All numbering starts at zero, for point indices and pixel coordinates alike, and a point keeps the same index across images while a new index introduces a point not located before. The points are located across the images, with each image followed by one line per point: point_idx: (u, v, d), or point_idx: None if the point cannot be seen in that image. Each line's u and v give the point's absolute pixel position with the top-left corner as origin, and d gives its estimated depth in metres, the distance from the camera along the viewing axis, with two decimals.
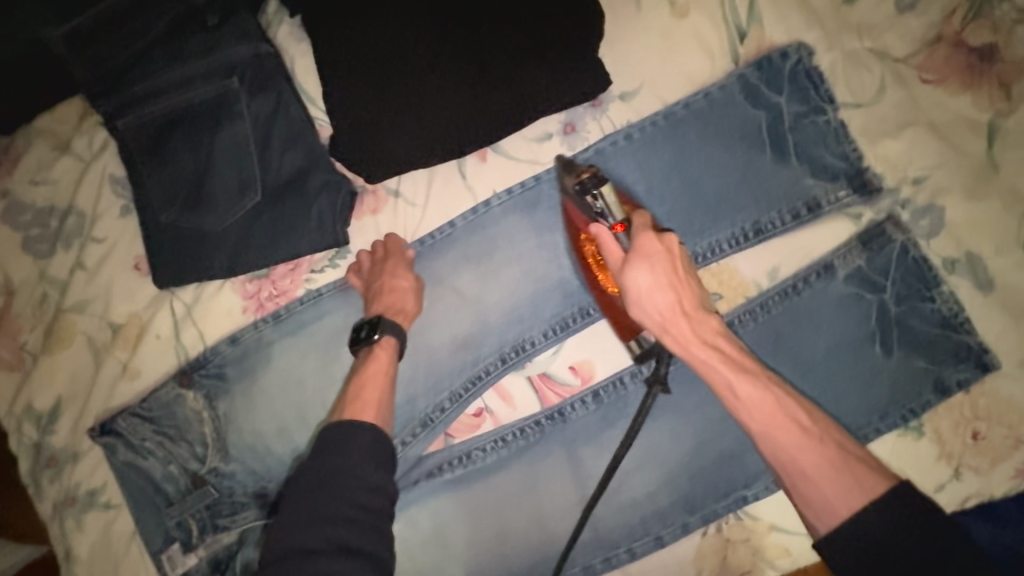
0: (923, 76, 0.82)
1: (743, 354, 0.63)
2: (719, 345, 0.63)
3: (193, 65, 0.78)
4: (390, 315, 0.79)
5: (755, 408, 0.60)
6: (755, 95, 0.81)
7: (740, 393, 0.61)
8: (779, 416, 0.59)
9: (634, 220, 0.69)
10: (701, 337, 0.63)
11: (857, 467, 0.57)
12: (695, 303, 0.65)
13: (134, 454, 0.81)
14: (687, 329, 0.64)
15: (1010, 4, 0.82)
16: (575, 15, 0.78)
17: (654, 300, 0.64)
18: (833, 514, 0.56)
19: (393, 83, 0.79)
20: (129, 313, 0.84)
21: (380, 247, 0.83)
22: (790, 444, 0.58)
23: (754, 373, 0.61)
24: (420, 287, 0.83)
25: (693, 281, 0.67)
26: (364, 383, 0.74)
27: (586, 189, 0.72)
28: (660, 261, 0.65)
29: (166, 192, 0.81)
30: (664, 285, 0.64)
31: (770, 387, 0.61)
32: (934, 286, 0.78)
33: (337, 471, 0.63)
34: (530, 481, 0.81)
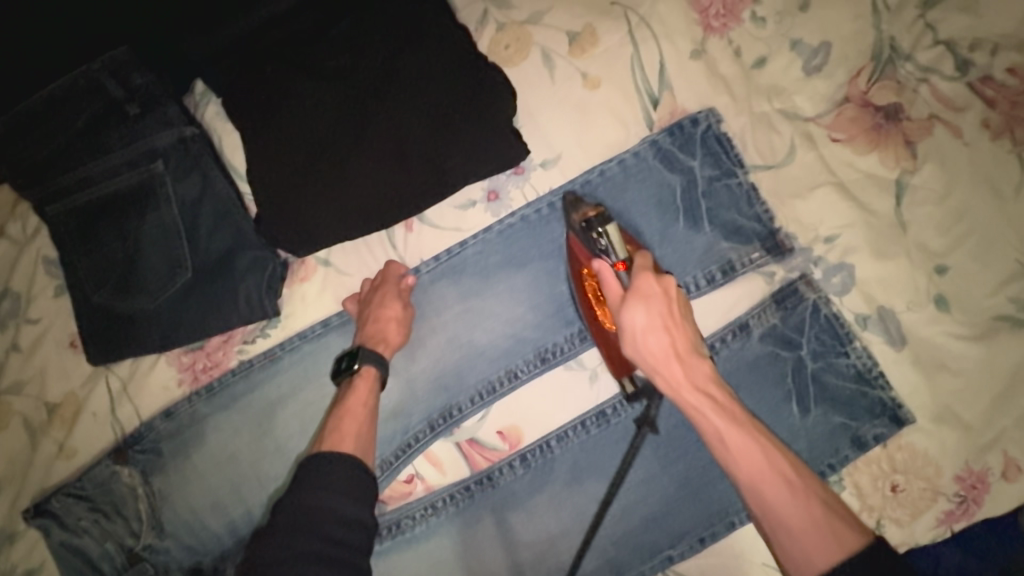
0: (833, 136, 0.85)
1: (733, 399, 0.63)
2: (708, 389, 0.63)
3: (119, 153, 0.82)
4: (371, 345, 0.80)
5: (743, 456, 0.59)
6: (670, 159, 0.84)
7: (729, 444, 0.60)
8: (764, 467, 0.58)
9: (635, 260, 0.68)
10: (691, 381, 0.63)
11: (839, 526, 0.55)
12: (688, 346, 0.65)
13: (69, 534, 0.82)
14: (678, 371, 0.63)
15: (914, 62, 0.85)
16: (485, 92, 0.80)
17: (652, 341, 0.64)
18: (810, 567, 0.54)
19: (316, 163, 0.81)
20: (65, 391, 0.86)
21: (380, 275, 0.84)
22: (775, 500, 0.57)
23: (742, 422, 0.60)
24: (409, 317, 0.84)
25: (687, 321, 0.67)
26: (344, 414, 0.75)
27: (592, 226, 0.70)
28: (659, 301, 0.65)
29: (99, 273, 0.83)
30: (659, 328, 0.64)
31: (757, 437, 0.59)
32: (848, 342, 0.80)
33: (314, 506, 0.63)
34: (460, 547, 0.83)
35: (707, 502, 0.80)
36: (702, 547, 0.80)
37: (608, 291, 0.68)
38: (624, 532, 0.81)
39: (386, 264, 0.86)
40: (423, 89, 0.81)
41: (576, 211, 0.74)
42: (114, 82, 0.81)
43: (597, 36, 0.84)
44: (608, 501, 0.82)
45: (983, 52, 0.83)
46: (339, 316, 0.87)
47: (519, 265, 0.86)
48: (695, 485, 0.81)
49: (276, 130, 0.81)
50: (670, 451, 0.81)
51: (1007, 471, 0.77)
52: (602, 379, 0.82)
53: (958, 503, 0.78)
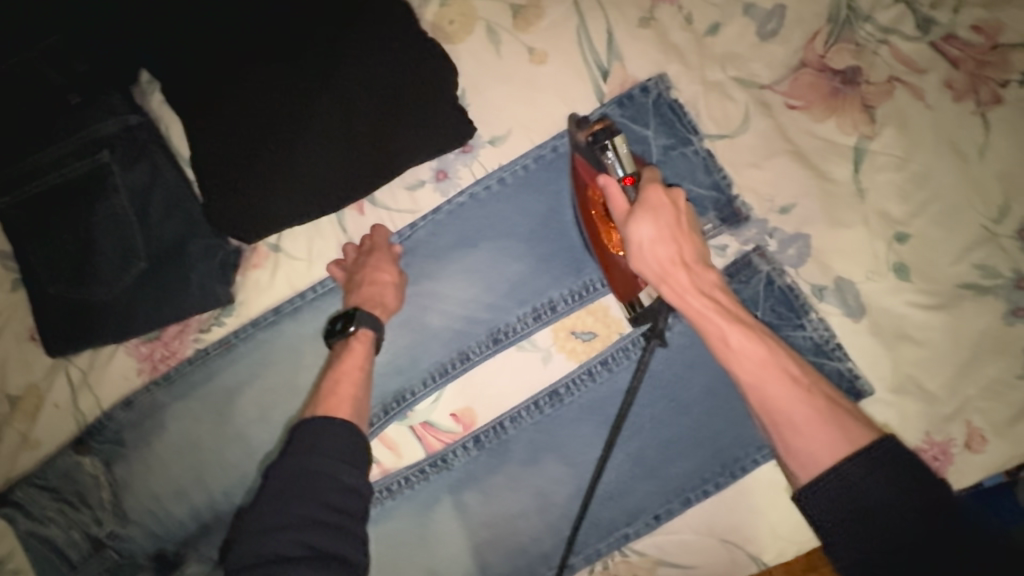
0: (790, 103, 0.82)
1: (741, 307, 0.61)
2: (714, 296, 0.61)
3: (63, 145, 0.82)
4: (368, 307, 0.79)
5: (748, 357, 0.58)
6: (621, 131, 0.82)
7: (734, 345, 0.58)
8: (770, 366, 0.57)
9: (644, 174, 0.67)
10: (699, 288, 0.61)
11: (847, 425, 0.54)
12: (694, 257, 0.63)
13: (36, 523, 0.84)
14: (686, 280, 0.61)
15: (874, 23, 0.82)
16: (426, 72, 0.79)
17: (656, 253, 0.62)
18: (813, 463, 0.54)
19: (261, 147, 0.80)
20: (27, 383, 0.87)
21: (368, 239, 0.83)
22: (782, 397, 0.56)
23: (752, 327, 0.59)
24: (403, 282, 0.83)
25: (696, 236, 0.65)
26: (340, 376, 0.74)
27: (597, 141, 0.69)
28: (665, 213, 0.63)
29: (51, 266, 0.84)
30: (666, 238, 0.62)
31: (762, 337, 0.58)
32: (804, 314, 0.78)
33: (310, 471, 0.62)
34: (417, 528, 0.83)
35: (663, 480, 0.80)
36: (659, 526, 0.80)
37: (613, 204, 0.65)
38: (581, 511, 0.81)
39: (342, 249, 0.85)
40: (366, 69, 0.79)
41: (578, 129, 0.73)
42: (54, 73, 0.81)
43: (542, 9, 0.82)
44: (564, 480, 0.82)
45: (945, 10, 0.80)
46: (323, 283, 0.86)
47: (469, 244, 0.85)
48: (651, 463, 0.80)
49: (222, 118, 0.81)
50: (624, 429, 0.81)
51: (971, 441, 0.75)
52: (555, 359, 0.81)
53: None
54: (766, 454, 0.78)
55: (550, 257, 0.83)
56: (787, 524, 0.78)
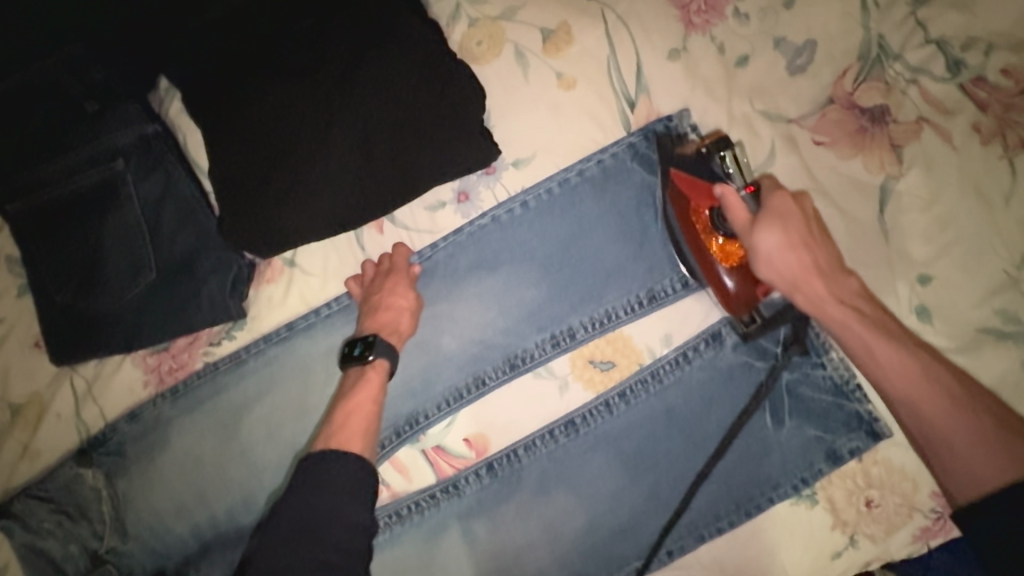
0: (816, 139, 0.82)
1: (884, 316, 0.63)
2: (855, 305, 0.64)
3: (77, 152, 0.80)
4: (384, 335, 0.78)
5: (896, 371, 0.61)
6: (649, 161, 0.81)
7: (880, 357, 0.61)
8: (924, 382, 0.60)
9: (762, 182, 0.69)
10: (837, 297, 0.64)
11: (1016, 444, 0.55)
12: (828, 264, 0.65)
13: (32, 536, 0.82)
14: (821, 289, 0.64)
15: (903, 62, 0.81)
16: (451, 93, 0.78)
17: (785, 260, 0.65)
18: (976, 485, 0.56)
19: (281, 161, 0.79)
20: (29, 392, 0.85)
21: (387, 258, 0.82)
22: (937, 413, 0.59)
23: (895, 337, 0.62)
24: (420, 307, 0.82)
25: (828, 242, 0.67)
26: (353, 410, 0.73)
27: (712, 154, 0.73)
28: (794, 221, 0.65)
29: (61, 274, 0.82)
30: (795, 246, 0.64)
31: (913, 352, 0.61)
32: (824, 353, 0.78)
33: (317, 511, 0.61)
34: (426, 555, 0.82)
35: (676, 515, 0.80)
36: (670, 560, 0.80)
37: (732, 215, 0.67)
38: (591, 543, 0.81)
39: (361, 265, 0.84)
40: (391, 87, 0.78)
41: (686, 146, 0.78)
42: (71, 78, 0.80)
43: (572, 34, 0.81)
44: (576, 511, 0.81)
45: (975, 52, 0.79)
46: (338, 300, 0.85)
47: (488, 269, 0.84)
48: (664, 499, 0.80)
49: (242, 131, 0.79)
50: (639, 462, 0.81)
51: None
52: (572, 389, 0.80)
53: (935, 518, 0.75)
54: (781, 493, 0.78)
55: (571, 284, 0.82)
56: (800, 565, 0.77)
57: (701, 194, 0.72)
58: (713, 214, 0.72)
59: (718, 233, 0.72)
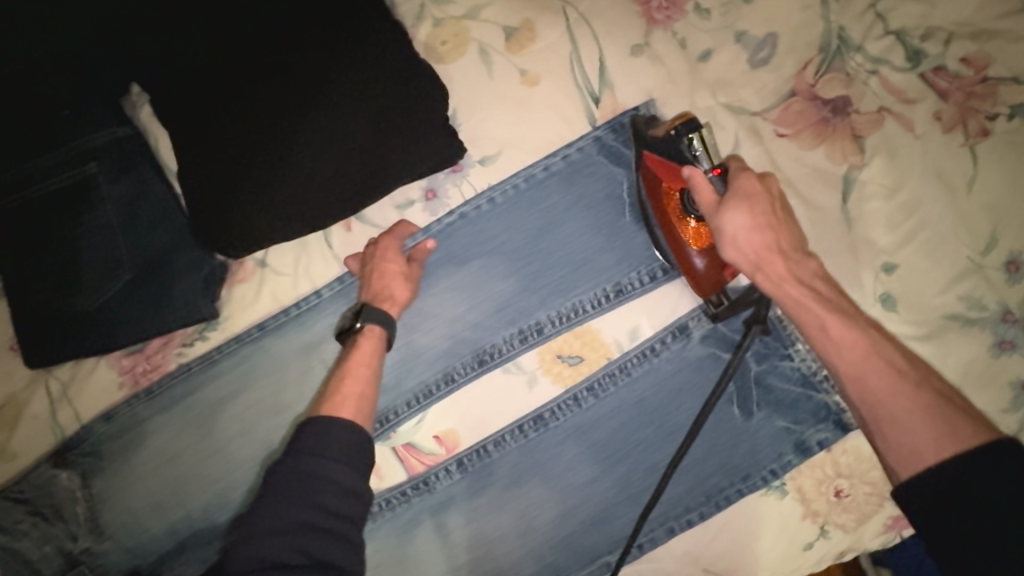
0: (779, 130, 0.83)
1: (842, 297, 0.61)
2: (814, 285, 0.61)
3: (51, 158, 0.82)
4: (377, 303, 0.79)
5: (849, 345, 0.58)
6: (615, 155, 0.82)
7: (833, 333, 0.58)
8: (873, 358, 0.57)
9: (730, 164, 0.68)
10: (796, 275, 0.62)
11: (958, 422, 0.53)
12: (791, 246, 0.63)
13: (7, 538, 0.81)
14: (783, 268, 0.62)
15: (864, 53, 0.82)
16: (417, 91, 0.79)
17: (749, 240, 0.63)
18: (917, 458, 0.53)
19: (250, 162, 0.80)
20: (6, 394, 0.86)
21: (388, 232, 0.82)
22: (882, 388, 0.56)
23: (850, 315, 0.59)
24: (411, 275, 0.82)
25: (792, 223, 0.65)
26: (347, 376, 0.74)
27: (680, 135, 0.71)
28: (759, 202, 0.64)
29: (37, 277, 0.83)
30: (760, 226, 0.63)
31: (867, 329, 0.58)
32: (791, 344, 0.78)
33: (310, 475, 0.61)
34: (398, 552, 0.82)
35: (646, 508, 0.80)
36: (641, 553, 0.80)
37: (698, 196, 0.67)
38: (562, 538, 0.81)
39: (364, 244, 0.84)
40: (357, 87, 0.79)
41: (657, 128, 0.76)
42: (41, 83, 0.80)
43: (534, 31, 0.82)
44: (547, 506, 0.81)
45: (935, 42, 0.80)
46: (309, 299, 0.85)
47: (458, 264, 0.84)
48: (634, 491, 0.80)
49: (211, 134, 0.81)
50: (608, 455, 0.81)
51: None
52: (540, 383, 0.81)
53: None
54: (751, 484, 0.78)
55: (538, 278, 0.83)
56: (772, 556, 0.77)
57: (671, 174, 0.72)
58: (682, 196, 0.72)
59: (687, 215, 0.72)
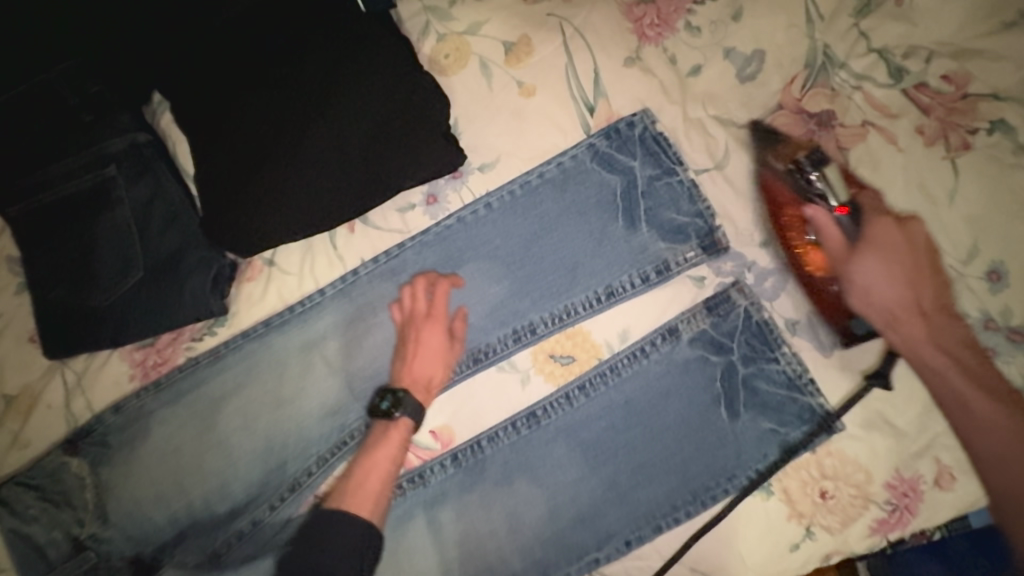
0: (766, 142, 0.86)
1: (983, 367, 0.68)
2: (956, 354, 0.68)
3: (75, 160, 0.87)
4: (413, 391, 0.81)
5: (984, 421, 0.64)
6: (609, 161, 0.85)
7: (974, 408, 0.65)
8: (995, 407, 0.64)
9: (863, 206, 0.76)
10: (934, 343, 0.69)
11: None
12: (932, 304, 0.71)
13: (18, 521, 0.86)
14: (919, 331, 0.70)
15: (848, 70, 0.86)
16: (419, 102, 0.84)
17: (882, 295, 0.72)
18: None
19: (260, 166, 0.84)
20: (23, 384, 0.90)
21: (416, 296, 0.85)
22: (997, 425, 0.64)
23: (990, 387, 0.66)
24: (451, 351, 0.84)
25: (929, 284, 0.72)
26: (369, 469, 0.78)
27: (800, 170, 0.78)
28: (891, 253, 0.72)
29: (57, 272, 0.88)
30: (891, 282, 0.71)
31: (1006, 403, 0.64)
32: (777, 347, 0.80)
33: (315, 563, 0.69)
34: (391, 545, 0.84)
35: (634, 506, 0.82)
36: (629, 550, 0.81)
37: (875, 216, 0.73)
38: (552, 535, 0.83)
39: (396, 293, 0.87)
40: (363, 97, 0.84)
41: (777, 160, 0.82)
42: (71, 93, 0.86)
43: (532, 46, 0.87)
44: (537, 503, 0.83)
45: (917, 60, 0.83)
46: (312, 297, 0.89)
47: (455, 266, 0.88)
48: (623, 489, 0.82)
49: (225, 139, 0.85)
50: (598, 453, 0.83)
51: (940, 479, 0.76)
52: (533, 381, 0.84)
53: (891, 511, 0.77)
54: (736, 484, 0.80)
55: (532, 281, 0.86)
56: (757, 556, 0.79)
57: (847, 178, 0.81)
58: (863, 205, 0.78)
59: (806, 236, 0.79)
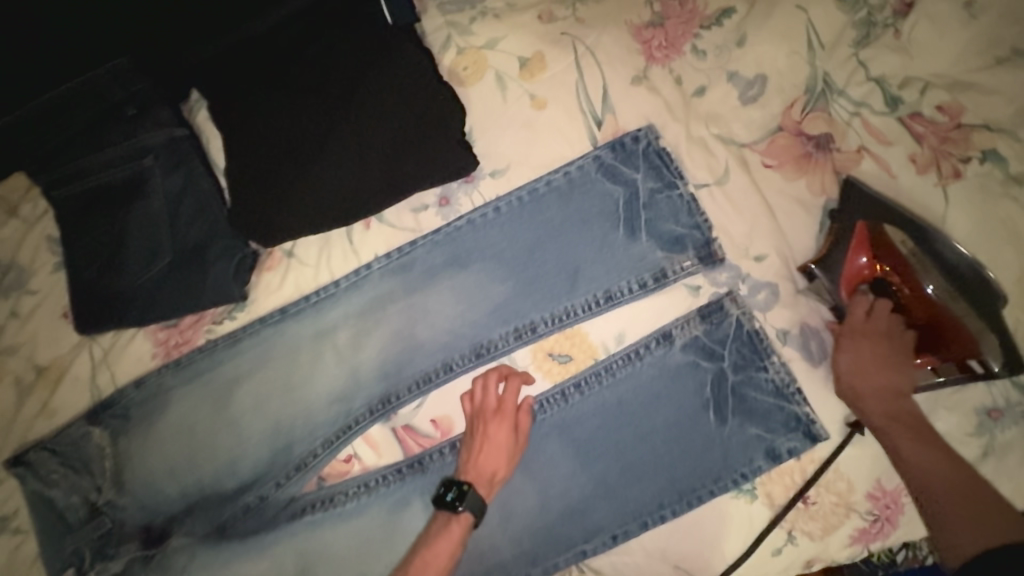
0: (765, 161, 0.90)
1: (924, 430, 0.77)
2: (902, 420, 0.78)
3: (115, 150, 0.93)
4: (478, 485, 0.83)
5: (919, 462, 0.74)
6: (613, 173, 0.90)
7: (909, 453, 0.75)
8: (941, 462, 0.74)
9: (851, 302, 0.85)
10: (887, 415, 0.78)
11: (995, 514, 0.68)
12: (901, 386, 0.80)
13: (41, 485, 0.91)
14: (875, 405, 0.79)
15: (847, 97, 0.90)
16: (436, 110, 0.89)
17: (859, 386, 0.80)
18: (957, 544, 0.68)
19: (287, 163, 0.91)
20: (53, 356, 0.96)
21: (498, 398, 0.86)
22: (929, 474, 0.73)
23: (926, 438, 0.76)
24: (514, 448, 0.85)
25: (899, 367, 0.81)
26: (426, 563, 0.79)
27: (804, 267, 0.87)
28: (865, 346, 0.81)
29: (92, 253, 0.94)
30: (859, 373, 0.80)
31: (942, 452, 0.74)
32: (767, 356, 0.83)
33: None
34: (388, 525, 0.89)
35: (622, 502, 0.85)
36: (616, 544, 0.84)
37: (854, 313, 0.84)
38: (543, 526, 0.86)
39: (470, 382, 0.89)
40: (385, 103, 0.90)
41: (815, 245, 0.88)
42: (114, 87, 0.92)
43: (546, 62, 0.93)
44: (529, 494, 0.87)
45: (912, 90, 0.88)
46: (326, 288, 0.94)
47: (462, 265, 0.92)
48: (612, 486, 0.85)
49: (255, 136, 0.92)
50: (590, 450, 0.87)
51: None
52: (531, 378, 0.88)
53: (872, 521, 0.81)
54: (722, 487, 0.83)
55: (535, 283, 0.90)
56: (739, 556, 0.82)
57: (878, 250, 0.84)
58: (875, 281, 0.86)
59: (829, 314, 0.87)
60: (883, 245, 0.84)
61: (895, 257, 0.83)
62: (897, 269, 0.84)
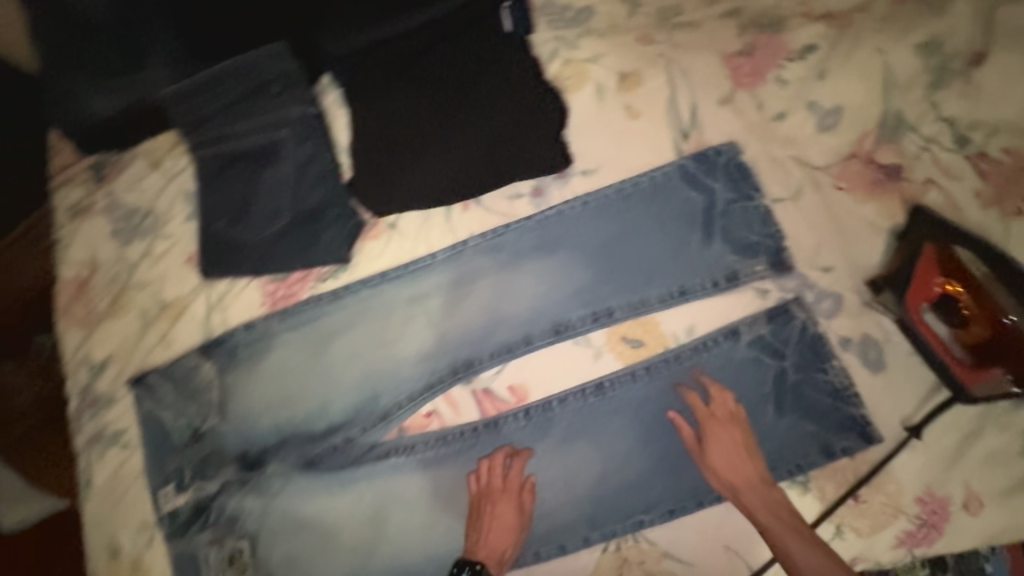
0: (838, 184, 0.98)
1: (778, 510, 0.85)
2: (763, 508, 0.85)
3: (257, 120, 1.05)
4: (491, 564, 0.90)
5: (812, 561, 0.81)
6: (695, 181, 0.99)
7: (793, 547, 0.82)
8: (812, 552, 0.81)
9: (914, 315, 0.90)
10: (755, 507, 0.85)
11: None
12: (755, 475, 0.87)
13: (155, 406, 1.02)
14: (756, 499, 0.86)
15: (919, 133, 0.98)
16: (541, 112, 1.00)
17: (730, 469, 0.87)
18: None
19: (405, 145, 1.03)
20: (177, 294, 1.08)
21: (502, 479, 0.93)
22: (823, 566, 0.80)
23: (796, 530, 0.83)
24: (523, 522, 0.92)
25: (734, 447, 0.88)
26: None
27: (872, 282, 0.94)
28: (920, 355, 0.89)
29: (219, 209, 1.07)
30: (724, 464, 0.88)
31: (801, 535, 0.82)
32: (827, 360, 0.91)
33: None
34: (460, 479, 0.97)
35: (680, 480, 0.92)
36: (672, 517, 0.91)
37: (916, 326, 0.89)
38: (604, 494, 0.93)
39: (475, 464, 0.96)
40: (496, 100, 1.01)
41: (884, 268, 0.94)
42: (269, 66, 1.03)
43: (642, 78, 1.03)
44: (593, 463, 0.94)
45: (981, 133, 0.96)
46: (422, 258, 1.03)
47: (549, 251, 1.01)
48: (672, 464, 0.92)
49: (379, 119, 1.04)
50: (655, 429, 0.93)
51: (968, 503, 0.86)
52: (604, 357, 0.97)
53: (919, 525, 0.86)
54: (778, 475, 0.89)
55: (615, 272, 0.98)
56: None
57: (951, 272, 0.89)
58: (946, 298, 0.89)
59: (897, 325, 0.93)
60: (954, 266, 0.89)
61: (968, 280, 0.87)
62: (971, 290, 0.87)
